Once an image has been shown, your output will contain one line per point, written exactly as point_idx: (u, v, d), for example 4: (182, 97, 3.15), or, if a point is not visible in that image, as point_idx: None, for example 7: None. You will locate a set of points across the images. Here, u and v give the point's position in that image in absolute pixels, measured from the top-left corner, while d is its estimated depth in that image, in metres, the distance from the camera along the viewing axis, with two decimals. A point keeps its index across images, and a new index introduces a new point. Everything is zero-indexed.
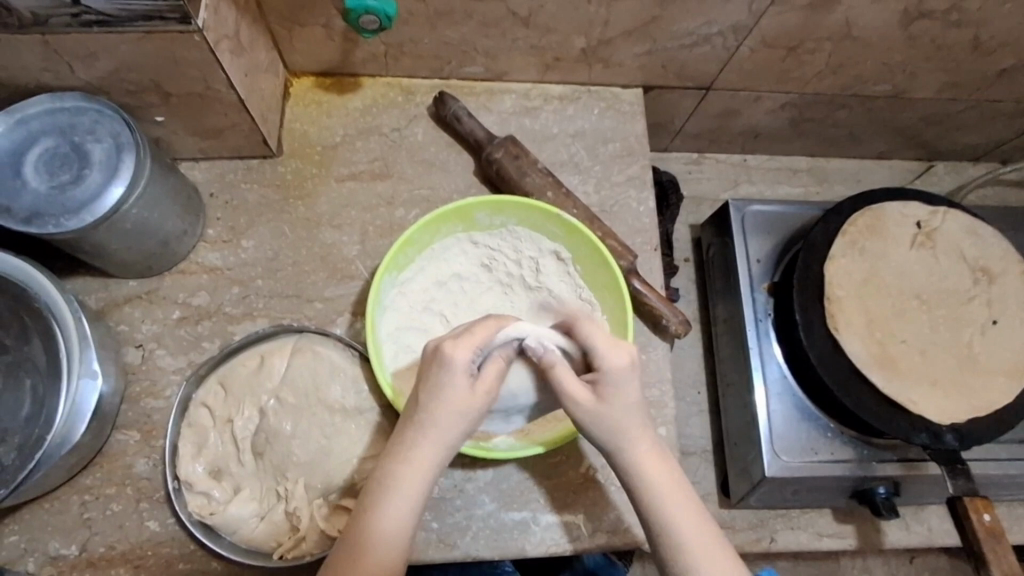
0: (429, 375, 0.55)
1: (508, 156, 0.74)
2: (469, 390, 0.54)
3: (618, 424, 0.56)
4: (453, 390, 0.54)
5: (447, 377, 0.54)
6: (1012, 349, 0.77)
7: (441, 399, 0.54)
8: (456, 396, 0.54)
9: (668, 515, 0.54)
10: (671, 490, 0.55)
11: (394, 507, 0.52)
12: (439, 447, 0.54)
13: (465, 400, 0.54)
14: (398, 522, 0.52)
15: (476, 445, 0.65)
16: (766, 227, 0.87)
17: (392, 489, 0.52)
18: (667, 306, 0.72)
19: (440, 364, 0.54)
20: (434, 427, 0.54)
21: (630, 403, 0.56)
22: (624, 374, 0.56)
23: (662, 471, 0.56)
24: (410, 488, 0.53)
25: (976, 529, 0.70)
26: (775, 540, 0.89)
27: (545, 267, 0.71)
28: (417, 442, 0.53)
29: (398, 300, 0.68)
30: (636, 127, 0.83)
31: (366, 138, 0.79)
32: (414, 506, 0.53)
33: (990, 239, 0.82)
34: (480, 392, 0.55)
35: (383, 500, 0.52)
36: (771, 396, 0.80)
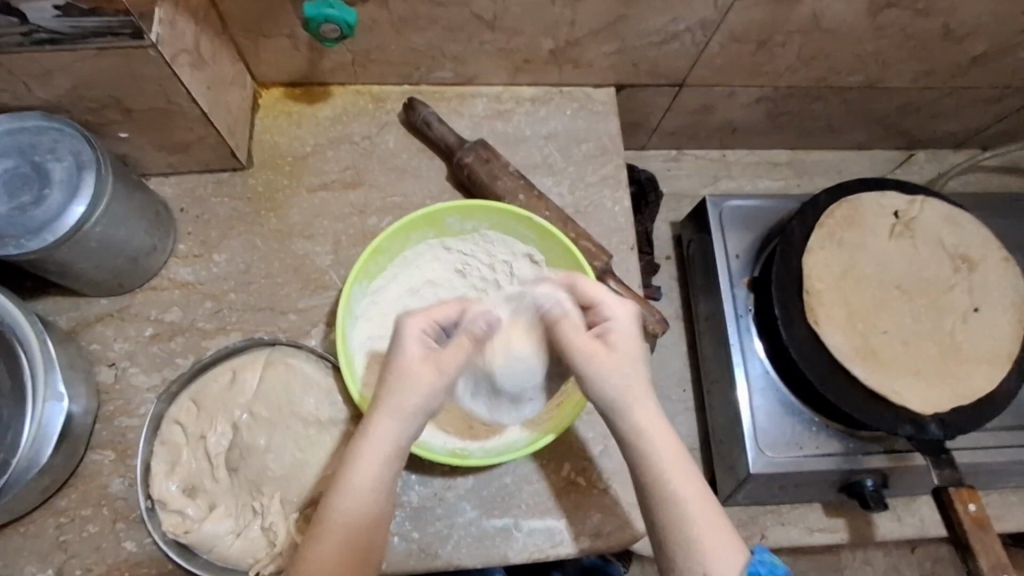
0: (392, 351, 0.55)
1: (478, 160, 0.73)
2: (430, 359, 0.54)
3: (628, 387, 0.54)
4: (414, 361, 0.54)
5: (410, 346, 0.55)
6: (994, 336, 0.77)
7: (404, 368, 0.53)
8: (416, 368, 0.53)
9: (674, 490, 0.52)
10: (676, 462, 0.53)
11: (357, 485, 0.51)
12: (399, 419, 0.52)
13: (427, 370, 0.54)
14: (361, 502, 0.51)
15: (451, 453, 0.65)
16: (745, 222, 0.86)
17: (355, 466, 0.51)
18: (644, 304, 0.72)
19: (404, 335, 0.55)
20: (399, 396, 0.53)
21: (623, 362, 0.55)
22: (623, 324, 0.57)
23: (666, 439, 0.53)
24: (375, 462, 0.51)
25: (963, 521, 0.67)
26: (766, 537, 0.88)
27: (519, 270, 0.71)
28: (381, 412, 0.52)
29: (370, 309, 0.67)
30: (609, 126, 0.83)
31: (337, 147, 0.79)
32: (376, 485, 0.51)
33: (969, 227, 0.81)
34: (440, 364, 0.54)
35: (347, 480, 0.51)
36: (753, 391, 0.79)
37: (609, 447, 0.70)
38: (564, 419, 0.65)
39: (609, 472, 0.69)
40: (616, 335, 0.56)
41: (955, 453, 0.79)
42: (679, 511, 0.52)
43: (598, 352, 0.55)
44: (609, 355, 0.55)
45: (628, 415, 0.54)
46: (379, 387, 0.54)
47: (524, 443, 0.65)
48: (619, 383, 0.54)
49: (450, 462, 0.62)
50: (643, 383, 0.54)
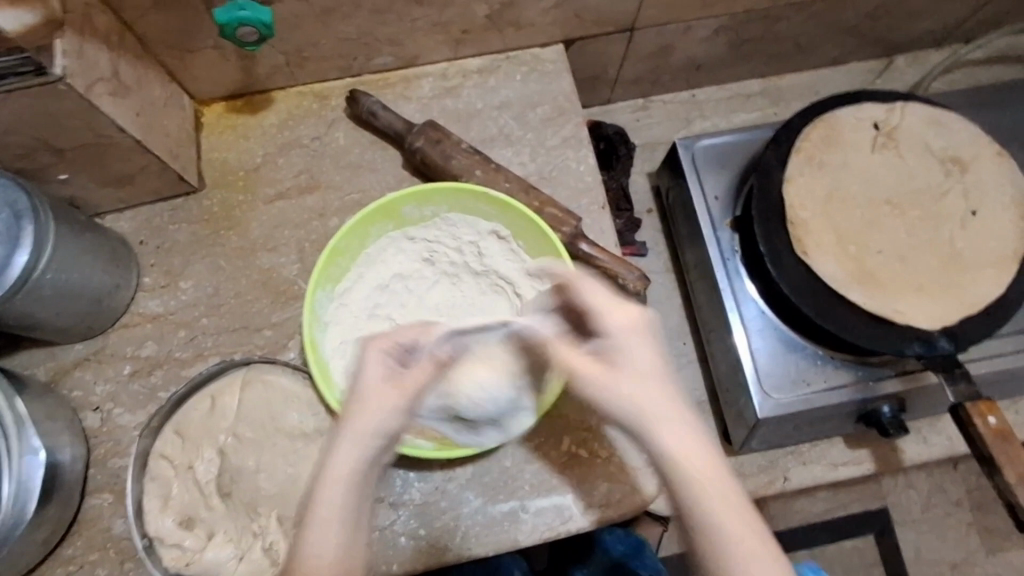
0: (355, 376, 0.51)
1: (428, 142, 0.70)
2: (387, 381, 0.49)
3: (643, 411, 0.44)
4: (369, 384, 0.49)
5: (378, 368, 0.50)
6: (997, 237, 0.72)
7: (375, 392, 0.49)
8: (375, 391, 0.49)
9: (724, 538, 0.41)
10: (728, 506, 0.42)
11: (319, 527, 0.45)
12: (355, 449, 0.47)
13: (384, 392, 0.49)
14: (324, 548, 0.45)
15: (439, 445, 0.62)
16: (720, 160, 0.82)
17: (317, 504, 0.46)
18: (622, 265, 0.69)
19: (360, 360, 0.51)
20: (357, 421, 0.48)
21: (639, 378, 0.45)
22: (621, 338, 0.46)
23: (716, 478, 0.42)
24: (337, 497, 0.46)
25: (983, 435, 0.62)
26: (789, 479, 0.85)
27: (487, 249, 0.69)
28: (339, 441, 0.47)
29: (340, 313, 0.65)
30: (563, 84, 0.79)
31: (288, 153, 0.76)
32: (340, 526, 0.46)
33: (957, 127, 0.76)
34: (398, 387, 0.49)
35: (309, 522, 0.46)
36: (751, 335, 0.76)
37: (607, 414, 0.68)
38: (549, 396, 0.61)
39: (609, 440, 0.67)
40: (617, 352, 0.46)
41: (968, 366, 0.75)
42: (714, 544, 0.41)
43: (601, 370, 0.45)
44: (613, 375, 0.45)
45: (658, 447, 0.43)
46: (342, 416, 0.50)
47: None
48: (623, 409, 0.44)
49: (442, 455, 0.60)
50: (677, 404, 0.44)
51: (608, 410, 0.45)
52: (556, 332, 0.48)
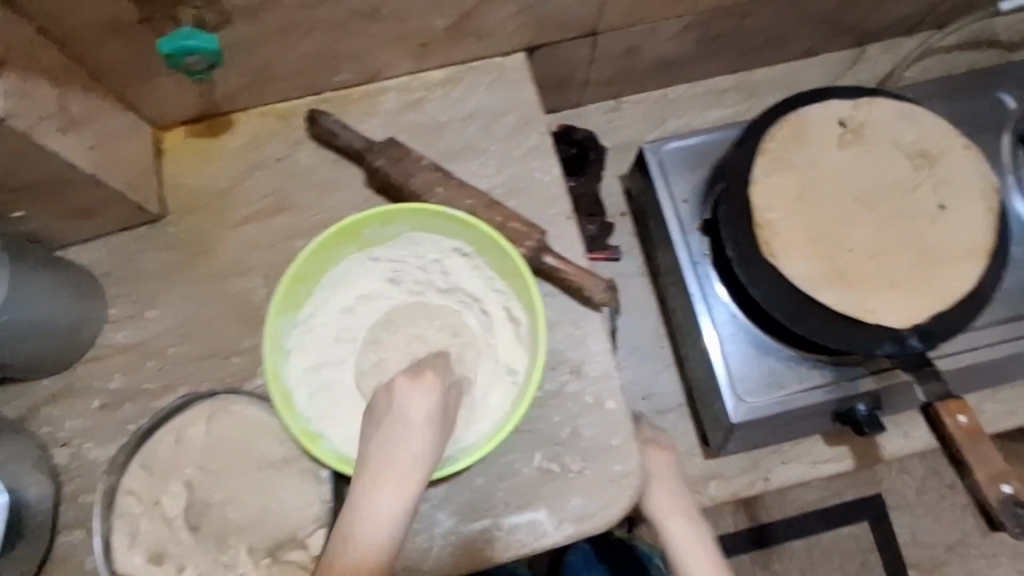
0: (387, 409, 0.55)
1: (389, 161, 0.69)
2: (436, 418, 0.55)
3: (689, 546, 0.69)
4: (420, 420, 0.54)
5: (428, 407, 0.55)
6: (968, 231, 0.72)
7: (422, 431, 0.54)
8: (422, 429, 0.54)
9: None
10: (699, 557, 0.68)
11: (370, 540, 0.51)
12: (408, 480, 0.53)
13: (432, 429, 0.54)
14: (375, 560, 0.51)
15: None
16: (690, 162, 0.81)
17: (368, 523, 0.51)
18: (589, 276, 0.69)
19: (404, 396, 0.54)
20: (409, 457, 0.53)
21: (681, 517, 0.70)
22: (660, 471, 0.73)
23: (702, 558, 0.68)
24: (390, 518, 0.52)
25: (954, 434, 0.62)
26: (770, 479, 0.85)
27: (452, 266, 0.68)
28: (393, 475, 0.52)
29: (304, 339, 0.65)
30: (528, 93, 0.78)
31: (253, 174, 0.75)
32: (387, 545, 0.51)
33: (925, 120, 0.75)
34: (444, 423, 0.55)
35: (355, 541, 0.51)
36: (723, 339, 0.76)
37: (579, 427, 0.68)
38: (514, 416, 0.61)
39: (581, 454, 0.67)
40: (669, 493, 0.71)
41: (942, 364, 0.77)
42: None
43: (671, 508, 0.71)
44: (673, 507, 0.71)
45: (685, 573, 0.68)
46: (378, 448, 0.53)
47: (480, 446, 0.62)
48: (686, 552, 0.69)
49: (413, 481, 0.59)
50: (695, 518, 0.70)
51: (676, 550, 0.69)
52: (653, 482, 0.72)
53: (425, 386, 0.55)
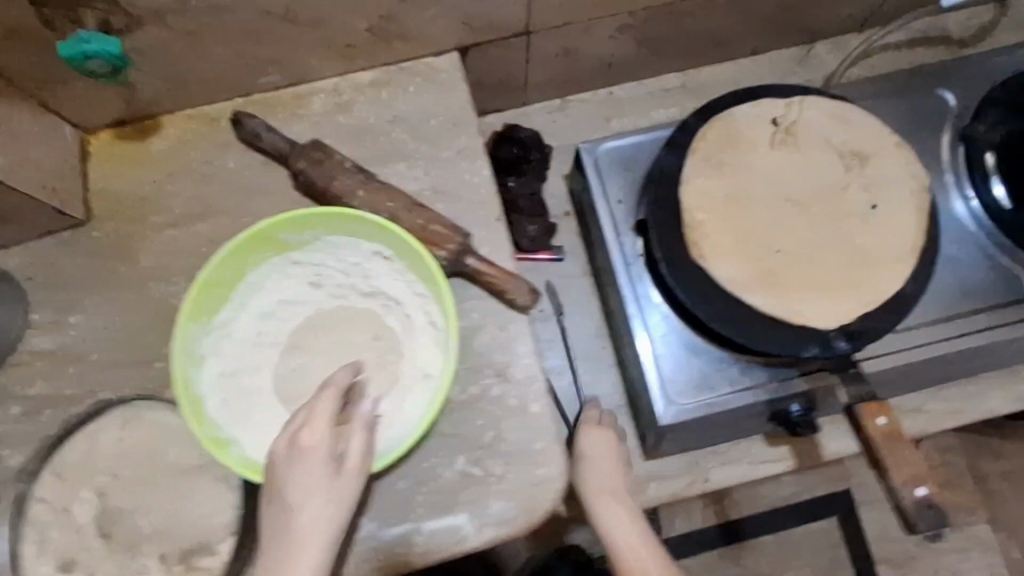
0: (283, 476, 0.54)
1: (311, 164, 0.69)
2: (336, 471, 0.55)
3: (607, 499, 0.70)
4: (318, 479, 0.54)
5: (312, 467, 0.54)
6: (897, 231, 0.71)
7: (314, 489, 0.54)
8: (322, 485, 0.54)
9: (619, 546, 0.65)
10: (614, 509, 0.69)
11: None
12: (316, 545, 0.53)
13: (334, 482, 0.55)
14: None
15: None
16: (624, 163, 0.80)
17: None
18: (511, 279, 0.68)
19: (297, 460, 0.54)
20: (312, 520, 0.53)
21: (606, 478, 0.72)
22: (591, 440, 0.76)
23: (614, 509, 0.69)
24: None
25: (873, 434, 0.63)
26: (709, 480, 0.84)
27: (373, 270, 0.68)
28: (300, 543, 0.53)
29: (221, 345, 0.64)
30: (458, 94, 0.77)
31: (178, 178, 0.74)
32: None
33: (858, 119, 0.74)
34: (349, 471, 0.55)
35: None
36: (654, 341, 0.75)
37: (501, 431, 0.68)
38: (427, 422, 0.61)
39: (503, 458, 0.67)
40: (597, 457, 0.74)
41: (865, 366, 0.74)
42: None
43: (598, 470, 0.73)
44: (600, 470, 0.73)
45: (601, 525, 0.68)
46: (280, 518, 0.53)
47: (396, 450, 0.62)
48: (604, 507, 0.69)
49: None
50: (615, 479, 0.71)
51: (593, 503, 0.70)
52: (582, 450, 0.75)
53: (302, 448, 0.54)
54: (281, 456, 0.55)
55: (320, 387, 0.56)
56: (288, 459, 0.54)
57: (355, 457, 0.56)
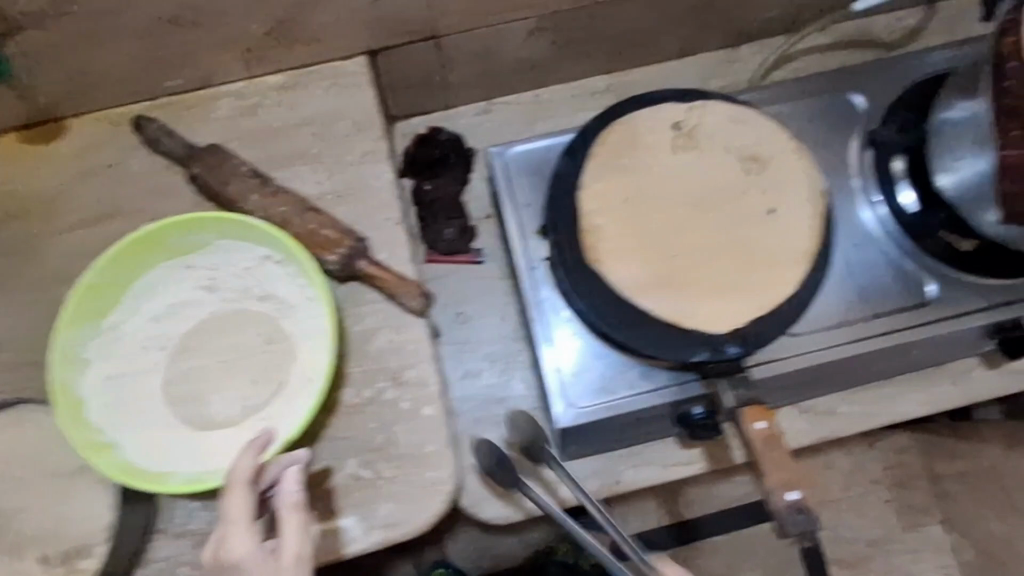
0: None
1: (206, 168, 0.69)
2: (275, 567, 0.55)
3: None
4: None
5: (251, 572, 0.55)
6: (792, 235, 0.71)
7: None
8: None
9: None
10: None
11: None
12: None
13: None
14: None
15: (194, 480, 0.60)
16: (531, 166, 0.80)
17: None
18: (400, 281, 0.69)
19: (231, 570, 0.55)
20: None
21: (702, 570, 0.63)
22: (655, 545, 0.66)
23: None
24: None
25: (754, 438, 0.64)
26: (620, 482, 0.85)
27: (264, 275, 0.68)
28: None
29: (108, 349, 0.65)
30: (365, 97, 0.77)
31: (81, 181, 0.74)
32: None
33: (758, 123, 0.75)
34: (287, 563, 0.55)
35: None
36: (554, 344, 0.76)
37: (392, 434, 0.68)
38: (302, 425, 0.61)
39: (393, 461, 0.68)
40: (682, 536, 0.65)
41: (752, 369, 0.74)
42: None
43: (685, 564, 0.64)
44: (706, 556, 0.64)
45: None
46: None
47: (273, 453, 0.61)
48: None
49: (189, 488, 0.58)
50: None
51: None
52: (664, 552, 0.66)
53: (226, 561, 0.56)
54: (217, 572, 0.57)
55: (226, 492, 0.57)
56: (223, 574, 0.56)
57: (284, 546, 0.56)
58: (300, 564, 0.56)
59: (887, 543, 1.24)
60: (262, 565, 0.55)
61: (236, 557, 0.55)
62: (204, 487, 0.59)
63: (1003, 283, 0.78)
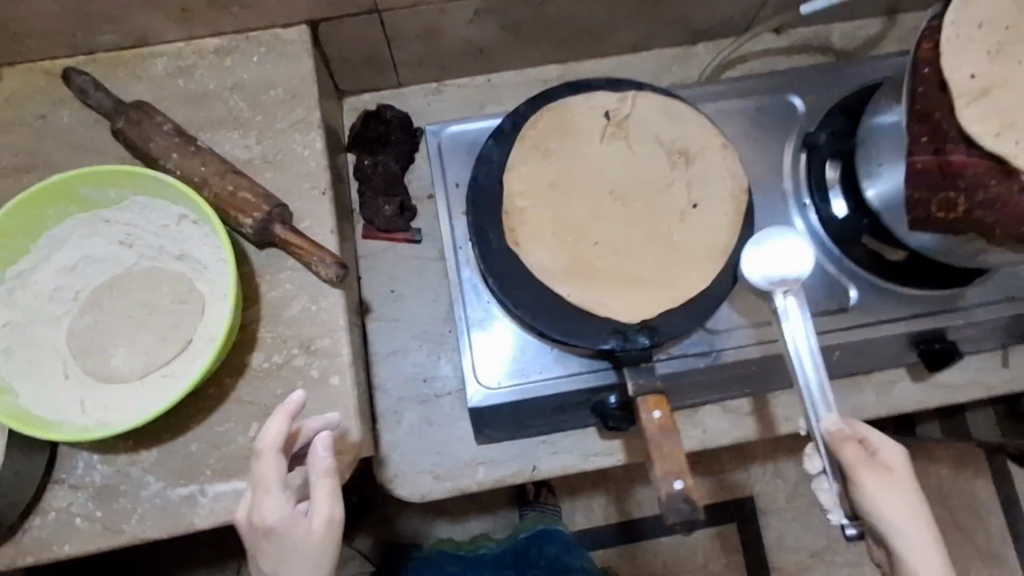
0: (269, 548, 0.57)
1: (129, 123, 0.70)
2: (312, 529, 0.56)
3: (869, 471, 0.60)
4: (297, 543, 0.56)
5: (288, 534, 0.56)
6: (711, 230, 0.72)
7: (297, 552, 0.56)
8: (302, 545, 0.56)
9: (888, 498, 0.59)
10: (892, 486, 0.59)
11: None
12: None
13: (313, 539, 0.56)
14: None
15: (83, 429, 0.61)
16: (466, 148, 0.81)
17: None
18: (316, 250, 0.68)
19: (267, 533, 0.57)
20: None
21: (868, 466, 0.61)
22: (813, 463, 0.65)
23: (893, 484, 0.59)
24: None
25: (648, 427, 0.65)
26: (537, 468, 0.85)
27: (178, 232, 0.68)
28: None
29: (17, 295, 0.66)
30: (301, 66, 0.77)
31: (10, 131, 0.74)
32: None
33: (688, 118, 0.75)
34: (322, 526, 0.56)
35: None
36: (472, 325, 0.76)
37: (298, 401, 0.68)
38: (193, 383, 0.60)
39: None
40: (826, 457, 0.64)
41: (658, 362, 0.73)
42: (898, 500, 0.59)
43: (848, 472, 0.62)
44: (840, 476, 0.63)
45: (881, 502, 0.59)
46: None
47: (162, 407, 0.61)
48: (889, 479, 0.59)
49: (64, 439, 0.58)
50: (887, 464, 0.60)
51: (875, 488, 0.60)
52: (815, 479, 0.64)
53: (261, 525, 0.57)
54: (252, 532, 0.58)
55: (259, 458, 0.57)
56: (257, 536, 0.58)
57: (315, 511, 0.57)
58: (332, 528, 0.57)
59: (828, 554, 1.26)
60: (296, 529, 0.57)
61: (271, 523, 0.56)
62: (88, 437, 0.59)
63: (926, 294, 0.78)
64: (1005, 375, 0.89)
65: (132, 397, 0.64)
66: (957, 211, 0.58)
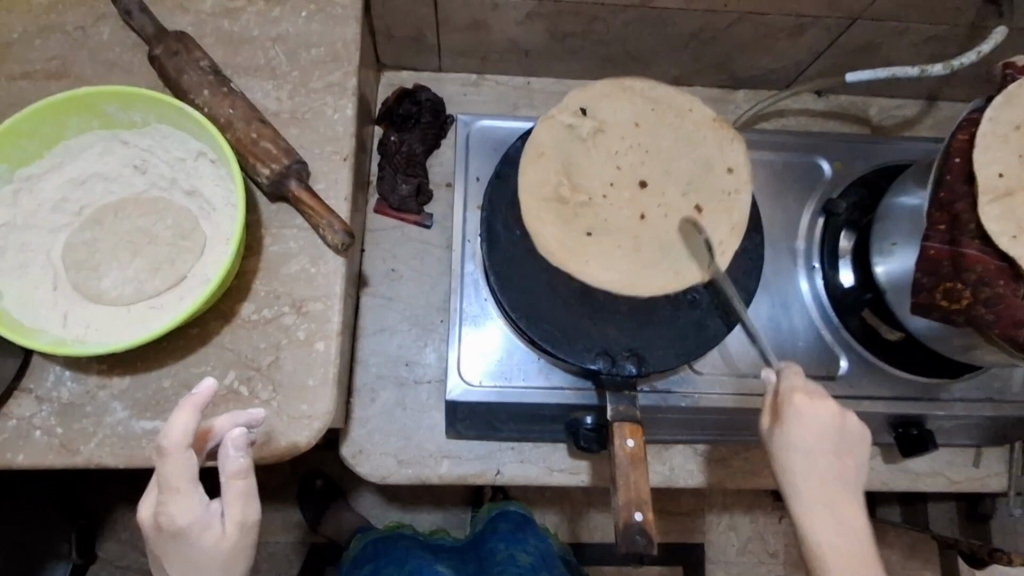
0: (173, 546, 0.57)
1: (168, 53, 0.71)
2: (223, 530, 0.57)
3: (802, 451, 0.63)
4: (206, 545, 0.56)
5: (198, 535, 0.56)
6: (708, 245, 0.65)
7: (210, 555, 0.57)
8: (213, 546, 0.56)
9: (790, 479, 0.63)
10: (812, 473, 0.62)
11: None
12: None
13: (225, 539, 0.57)
14: None
15: (60, 342, 0.61)
16: (493, 146, 0.82)
17: None
18: (327, 214, 0.67)
19: (172, 533, 0.56)
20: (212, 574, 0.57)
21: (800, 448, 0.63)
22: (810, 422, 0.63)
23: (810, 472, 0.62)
24: None
25: (618, 455, 0.65)
26: (501, 473, 0.85)
27: (194, 167, 0.68)
28: None
29: (20, 197, 0.66)
30: (347, 31, 0.77)
31: (46, 36, 0.74)
32: None
33: None
34: (233, 529, 0.57)
35: None
36: (465, 319, 0.77)
37: (279, 359, 0.68)
38: (179, 319, 0.60)
39: (271, 386, 0.67)
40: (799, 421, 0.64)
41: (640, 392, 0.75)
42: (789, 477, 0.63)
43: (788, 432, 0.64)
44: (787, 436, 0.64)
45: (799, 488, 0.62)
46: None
47: (143, 336, 0.61)
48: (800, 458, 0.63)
49: (40, 348, 0.58)
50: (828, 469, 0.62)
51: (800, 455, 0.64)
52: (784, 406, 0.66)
53: (168, 528, 0.55)
54: (155, 531, 0.57)
55: (165, 459, 0.54)
56: (161, 535, 0.56)
57: (228, 513, 0.57)
58: (244, 530, 0.58)
59: None
60: (206, 533, 0.56)
61: (180, 525, 0.55)
62: (63, 351, 0.59)
63: (913, 377, 0.79)
64: (973, 474, 0.89)
65: (116, 320, 0.64)
66: (961, 302, 0.59)
